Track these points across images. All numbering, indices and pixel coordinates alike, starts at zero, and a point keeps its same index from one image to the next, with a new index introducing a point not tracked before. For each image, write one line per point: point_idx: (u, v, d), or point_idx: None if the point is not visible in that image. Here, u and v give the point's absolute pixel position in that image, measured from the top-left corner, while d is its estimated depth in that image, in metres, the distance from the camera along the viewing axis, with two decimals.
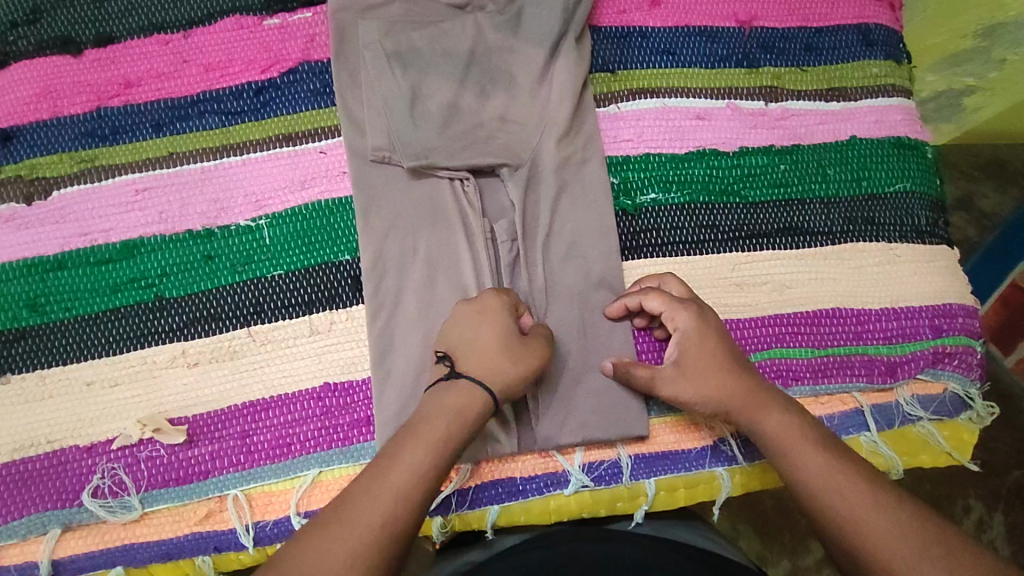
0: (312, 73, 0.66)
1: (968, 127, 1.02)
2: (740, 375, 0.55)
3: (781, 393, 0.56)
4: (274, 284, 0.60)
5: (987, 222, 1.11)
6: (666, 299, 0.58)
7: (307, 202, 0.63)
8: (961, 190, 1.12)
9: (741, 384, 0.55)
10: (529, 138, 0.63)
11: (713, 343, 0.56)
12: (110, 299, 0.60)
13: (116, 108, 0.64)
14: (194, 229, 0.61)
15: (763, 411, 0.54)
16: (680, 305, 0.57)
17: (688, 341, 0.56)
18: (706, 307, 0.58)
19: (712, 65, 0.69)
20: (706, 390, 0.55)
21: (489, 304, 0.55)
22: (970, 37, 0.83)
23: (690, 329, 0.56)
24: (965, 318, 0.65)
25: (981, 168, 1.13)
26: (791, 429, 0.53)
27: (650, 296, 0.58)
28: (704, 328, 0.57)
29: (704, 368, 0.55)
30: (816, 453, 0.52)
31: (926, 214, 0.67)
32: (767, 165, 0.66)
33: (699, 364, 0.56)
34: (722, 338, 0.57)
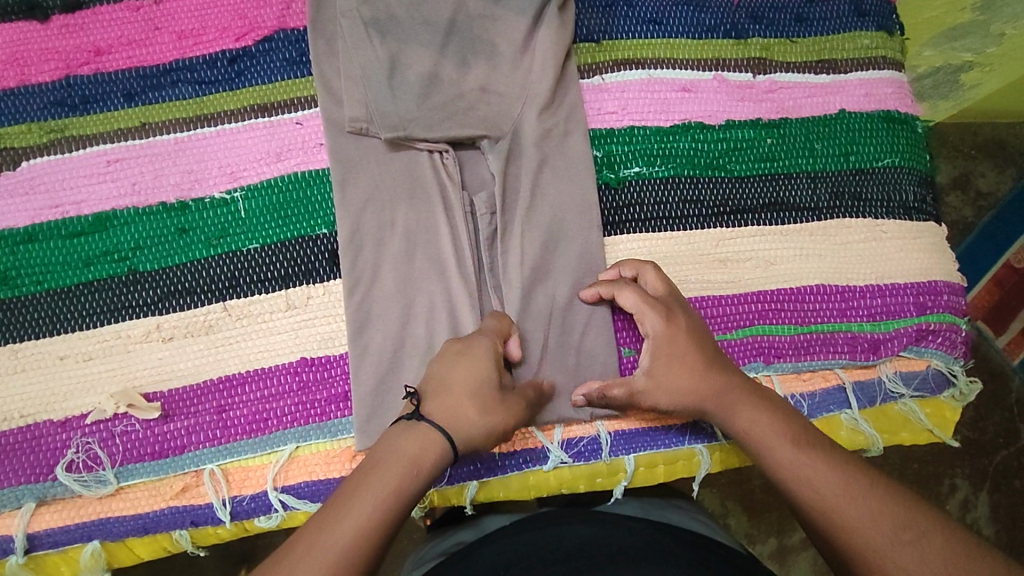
0: (288, 41, 0.64)
1: (965, 103, 1.01)
2: (713, 377, 0.54)
3: (754, 385, 0.55)
4: (249, 258, 0.59)
5: (983, 202, 1.10)
6: (639, 297, 0.56)
7: (283, 174, 0.61)
8: (958, 169, 1.11)
9: (715, 385, 0.54)
10: (510, 111, 0.62)
11: (687, 345, 0.55)
12: (82, 272, 0.59)
13: (86, 76, 0.62)
14: (167, 201, 0.60)
15: (738, 409, 0.54)
16: (653, 306, 0.55)
17: (656, 342, 0.55)
18: (678, 305, 0.57)
19: (700, 35, 0.67)
20: (679, 394, 0.54)
21: (478, 344, 0.53)
22: (968, 11, 0.80)
23: (661, 331, 0.55)
24: (950, 296, 0.64)
25: (979, 147, 1.11)
26: (761, 427, 0.53)
27: (624, 292, 0.57)
28: (676, 330, 0.55)
29: (677, 372, 0.54)
30: (789, 444, 0.51)
31: (914, 190, 0.66)
32: (753, 138, 0.65)
33: (671, 367, 0.54)
34: (697, 337, 0.55)
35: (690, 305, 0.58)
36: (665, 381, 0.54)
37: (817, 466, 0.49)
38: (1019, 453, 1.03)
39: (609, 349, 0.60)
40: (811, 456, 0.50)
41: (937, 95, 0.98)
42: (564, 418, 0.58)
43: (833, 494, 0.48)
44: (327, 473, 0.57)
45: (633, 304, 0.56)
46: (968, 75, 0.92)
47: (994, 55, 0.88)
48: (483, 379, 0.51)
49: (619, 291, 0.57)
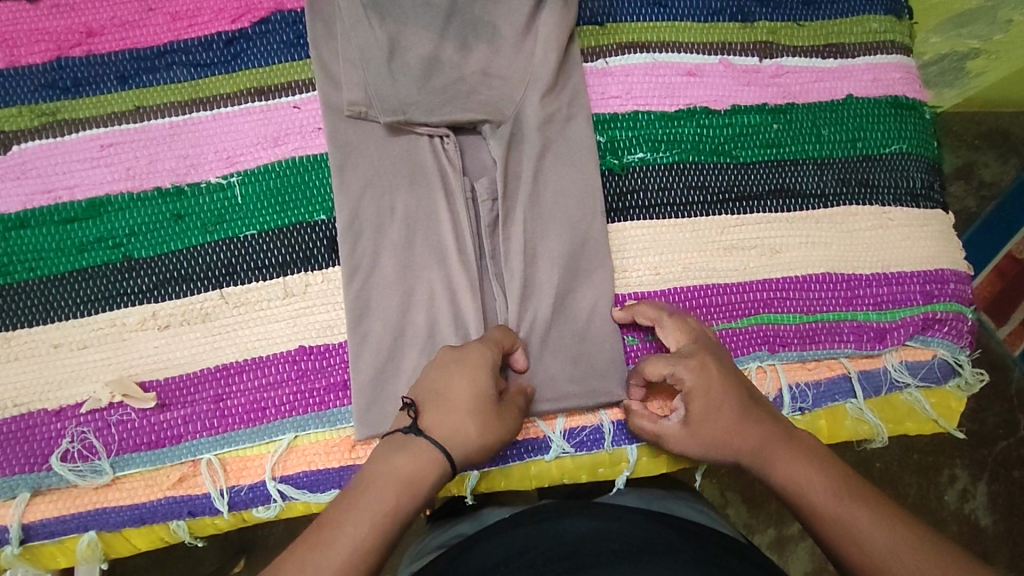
0: (284, 23, 0.62)
1: (970, 91, 0.99)
2: (749, 427, 0.53)
3: (785, 427, 0.54)
4: (246, 245, 0.58)
5: (986, 192, 1.09)
6: (669, 361, 0.54)
7: (281, 159, 0.60)
8: (961, 159, 1.10)
9: (753, 436, 0.53)
10: (512, 95, 0.61)
11: (723, 398, 0.53)
12: (76, 260, 0.58)
13: (78, 58, 0.61)
14: (163, 187, 0.59)
15: (773, 459, 0.52)
16: (681, 363, 0.54)
17: (691, 400, 0.53)
18: (709, 351, 0.55)
19: (706, 18, 0.65)
20: (714, 448, 0.53)
21: (474, 356, 0.51)
22: None
23: (694, 390, 0.53)
24: (956, 284, 0.63)
25: (983, 136, 1.10)
26: (800, 479, 0.51)
27: (649, 363, 0.55)
28: (709, 385, 0.53)
29: (714, 428, 0.53)
30: (830, 494, 0.50)
31: (922, 177, 0.65)
32: (759, 124, 0.64)
33: (710, 419, 0.53)
34: (731, 385, 0.53)
35: (714, 341, 0.57)
36: (702, 435, 0.53)
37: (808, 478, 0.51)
38: (1019, 444, 1.02)
39: (613, 339, 0.59)
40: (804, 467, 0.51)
41: (942, 84, 0.97)
42: (566, 407, 0.58)
43: (824, 500, 0.49)
44: (327, 463, 0.56)
45: (663, 371, 0.54)
46: (974, 62, 0.91)
47: (1001, 42, 0.87)
48: (479, 394, 0.50)
49: (647, 361, 0.56)
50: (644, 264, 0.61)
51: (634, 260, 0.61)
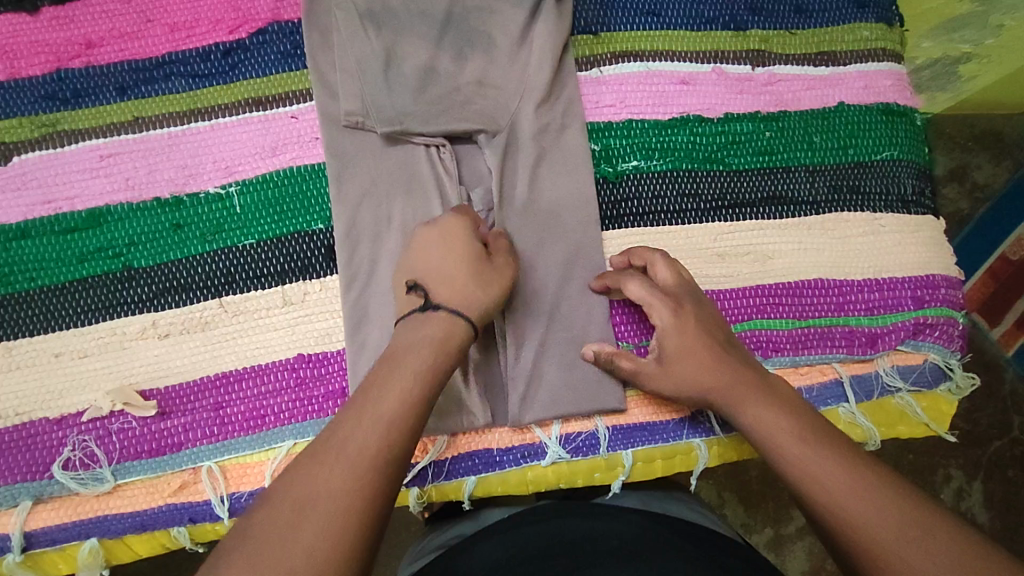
0: (282, 33, 0.63)
1: (962, 94, 1.01)
2: (720, 362, 0.55)
3: (764, 375, 0.55)
4: (245, 253, 0.59)
5: (979, 194, 1.10)
6: (648, 288, 0.57)
7: (279, 168, 0.61)
8: (955, 161, 1.11)
9: (721, 373, 0.54)
10: (508, 104, 0.61)
11: (694, 334, 0.55)
12: (76, 269, 0.58)
13: (77, 69, 0.61)
14: (162, 196, 0.60)
15: (741, 402, 0.53)
16: (659, 296, 0.56)
17: (665, 334, 0.56)
18: (688, 293, 0.57)
19: (699, 27, 0.66)
20: (686, 388, 0.55)
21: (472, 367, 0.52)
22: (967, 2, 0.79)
23: (668, 325, 0.56)
24: (947, 289, 0.64)
25: (976, 139, 1.11)
26: (769, 422, 0.52)
27: (632, 283, 0.57)
28: (684, 323, 0.56)
29: (682, 356, 0.55)
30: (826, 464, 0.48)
31: (913, 183, 0.66)
32: (752, 131, 0.65)
33: (683, 352, 0.55)
34: (703, 324, 0.56)
35: (701, 293, 0.58)
36: (675, 370, 0.55)
37: (811, 458, 0.48)
38: (1013, 443, 1.03)
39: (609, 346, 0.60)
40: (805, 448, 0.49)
41: (935, 88, 0.98)
42: (562, 413, 0.58)
43: None
44: None
45: (641, 295, 0.56)
46: (966, 67, 0.92)
47: (993, 46, 0.88)
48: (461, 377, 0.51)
49: (624, 283, 0.57)
50: None
51: None
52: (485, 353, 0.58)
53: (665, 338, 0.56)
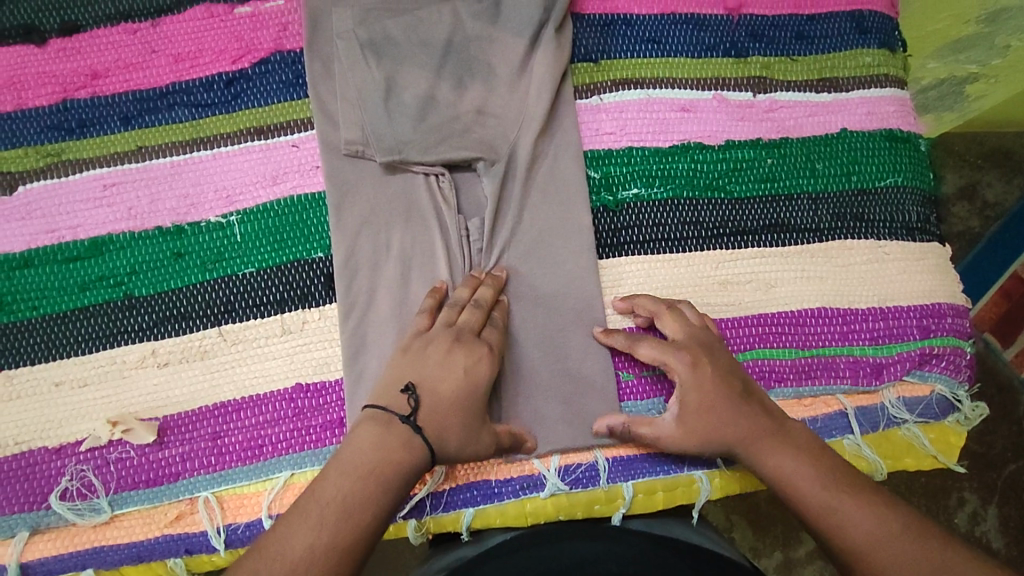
0: (284, 63, 0.64)
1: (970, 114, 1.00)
2: (733, 424, 0.55)
3: (776, 419, 0.56)
4: (244, 283, 0.59)
5: (989, 213, 1.09)
6: (661, 347, 0.57)
7: (280, 197, 0.61)
8: (964, 179, 1.10)
9: (734, 432, 0.55)
10: (504, 134, 0.62)
11: (711, 389, 0.55)
12: (77, 298, 0.59)
13: (83, 100, 0.62)
14: (164, 225, 0.60)
15: (762, 451, 0.55)
16: (678, 352, 0.56)
17: (685, 391, 0.56)
18: (704, 343, 0.57)
19: (699, 54, 0.66)
20: (706, 442, 0.55)
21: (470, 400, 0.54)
22: None
23: (687, 381, 0.55)
24: (954, 318, 0.62)
25: (985, 156, 1.10)
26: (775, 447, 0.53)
27: (643, 344, 0.57)
28: (701, 380, 0.56)
29: (700, 419, 0.55)
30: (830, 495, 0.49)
31: (917, 210, 0.65)
32: (753, 158, 0.64)
33: (702, 414, 0.55)
34: (721, 381, 0.56)
35: (711, 334, 0.58)
36: (694, 429, 0.55)
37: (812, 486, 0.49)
38: None
39: (609, 375, 0.59)
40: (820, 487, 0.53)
41: (942, 107, 0.98)
42: (558, 446, 0.58)
43: None
44: None
45: (654, 355, 0.57)
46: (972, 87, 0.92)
47: (999, 67, 0.89)
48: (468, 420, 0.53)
49: (636, 343, 0.58)
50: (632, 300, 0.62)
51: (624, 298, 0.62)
52: None
53: (686, 396, 0.56)
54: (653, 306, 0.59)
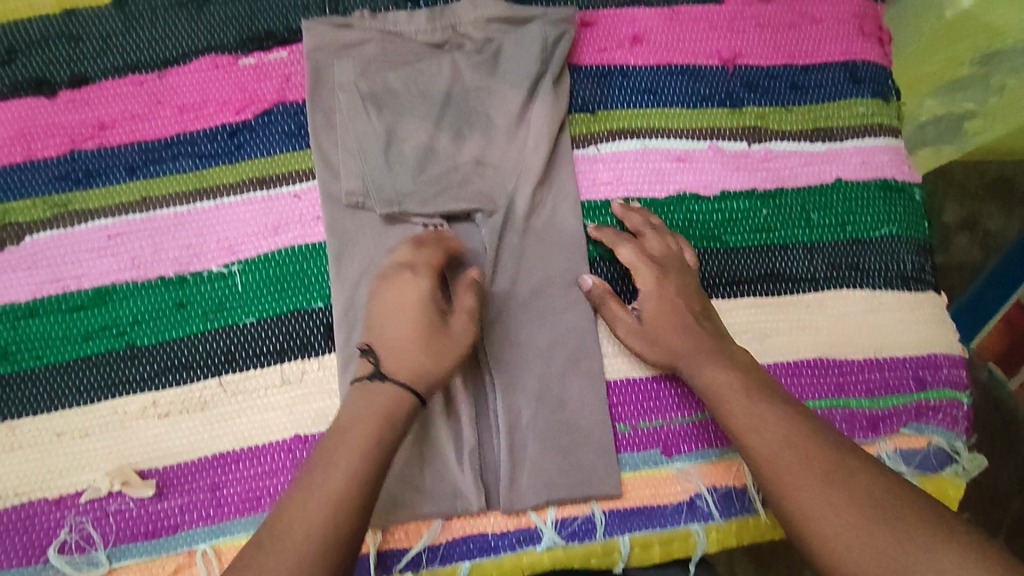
0: (286, 114, 0.65)
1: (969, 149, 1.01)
2: (679, 333, 0.58)
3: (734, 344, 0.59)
4: (245, 332, 0.60)
5: (990, 242, 1.10)
6: (638, 253, 0.61)
7: (281, 247, 0.62)
8: (965, 209, 1.10)
9: (680, 340, 0.58)
10: (502, 184, 0.63)
11: (677, 300, 0.59)
12: (80, 347, 0.59)
13: (90, 151, 0.63)
14: (167, 275, 0.61)
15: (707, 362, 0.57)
16: (650, 266, 0.61)
17: (649, 296, 0.60)
18: (676, 264, 0.61)
19: (695, 104, 0.67)
20: (663, 341, 0.58)
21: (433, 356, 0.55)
22: None
23: (652, 289, 0.60)
24: (950, 369, 0.63)
25: (986, 187, 1.11)
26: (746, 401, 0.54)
27: (625, 249, 0.62)
28: (671, 287, 0.60)
29: (653, 321, 0.59)
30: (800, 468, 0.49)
31: (913, 260, 0.65)
32: (748, 208, 0.65)
33: (657, 312, 0.59)
34: (683, 293, 0.60)
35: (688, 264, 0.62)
36: (657, 328, 0.59)
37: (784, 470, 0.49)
38: None
39: (605, 426, 0.60)
40: (772, 417, 0.52)
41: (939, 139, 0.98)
42: (555, 498, 0.58)
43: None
44: None
45: (630, 258, 0.61)
46: None
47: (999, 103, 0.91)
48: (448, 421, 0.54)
49: (617, 246, 0.62)
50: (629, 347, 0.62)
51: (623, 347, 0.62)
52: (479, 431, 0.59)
53: (645, 305, 0.60)
54: (642, 222, 0.62)
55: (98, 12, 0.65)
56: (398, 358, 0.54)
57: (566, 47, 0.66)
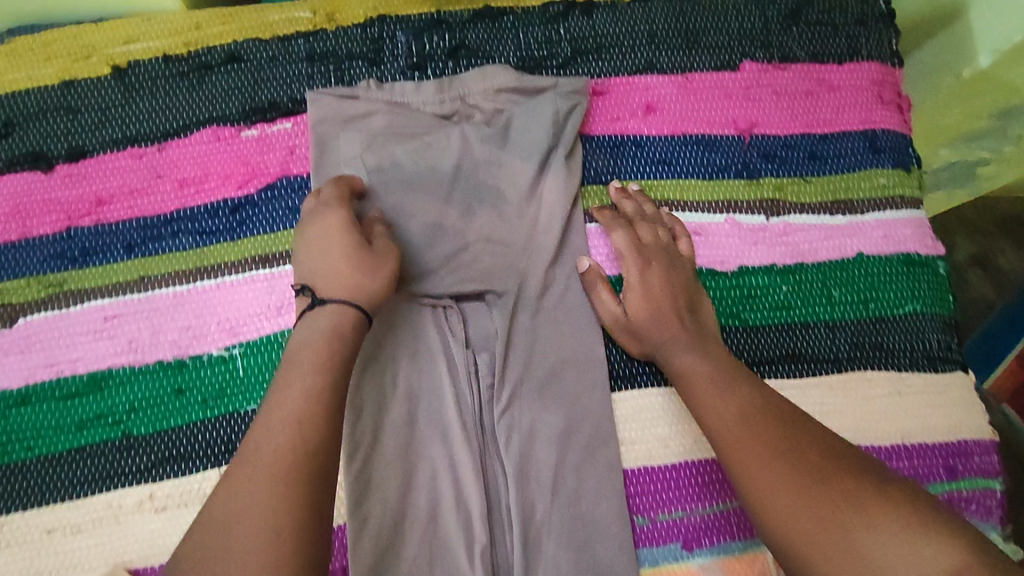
0: (290, 188, 0.62)
1: (983, 191, 1.00)
2: (666, 323, 0.59)
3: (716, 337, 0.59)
4: (246, 421, 0.58)
5: (1003, 280, 1.07)
6: (628, 242, 0.62)
7: (284, 329, 0.60)
8: (977, 246, 1.09)
9: (665, 334, 0.58)
10: (514, 262, 0.61)
11: (661, 291, 0.60)
12: (73, 437, 0.57)
13: (86, 228, 0.61)
14: (165, 359, 0.59)
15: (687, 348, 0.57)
16: (637, 260, 0.61)
17: (633, 289, 0.60)
18: (663, 255, 0.61)
19: (711, 175, 0.66)
20: (648, 332, 0.59)
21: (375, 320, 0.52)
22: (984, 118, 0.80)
23: (636, 283, 0.60)
24: (981, 456, 0.61)
25: (998, 223, 1.09)
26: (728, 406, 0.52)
27: (615, 236, 0.62)
28: (657, 278, 0.60)
29: (639, 307, 0.59)
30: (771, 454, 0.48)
31: (937, 338, 0.64)
32: (768, 285, 0.63)
33: (643, 299, 0.60)
34: (670, 283, 0.60)
35: (680, 252, 0.62)
36: (641, 319, 0.59)
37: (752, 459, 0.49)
38: None
39: (622, 519, 0.57)
40: (743, 414, 0.51)
41: (954, 185, 0.99)
42: None
43: None
44: None
45: (620, 244, 0.62)
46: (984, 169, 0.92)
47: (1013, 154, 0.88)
48: None
49: (609, 231, 0.62)
50: (645, 433, 0.60)
51: (638, 431, 0.60)
52: (491, 527, 0.56)
53: (628, 297, 0.60)
54: (635, 211, 0.63)
55: (97, 82, 0.63)
56: (351, 302, 0.51)
57: (578, 118, 0.64)
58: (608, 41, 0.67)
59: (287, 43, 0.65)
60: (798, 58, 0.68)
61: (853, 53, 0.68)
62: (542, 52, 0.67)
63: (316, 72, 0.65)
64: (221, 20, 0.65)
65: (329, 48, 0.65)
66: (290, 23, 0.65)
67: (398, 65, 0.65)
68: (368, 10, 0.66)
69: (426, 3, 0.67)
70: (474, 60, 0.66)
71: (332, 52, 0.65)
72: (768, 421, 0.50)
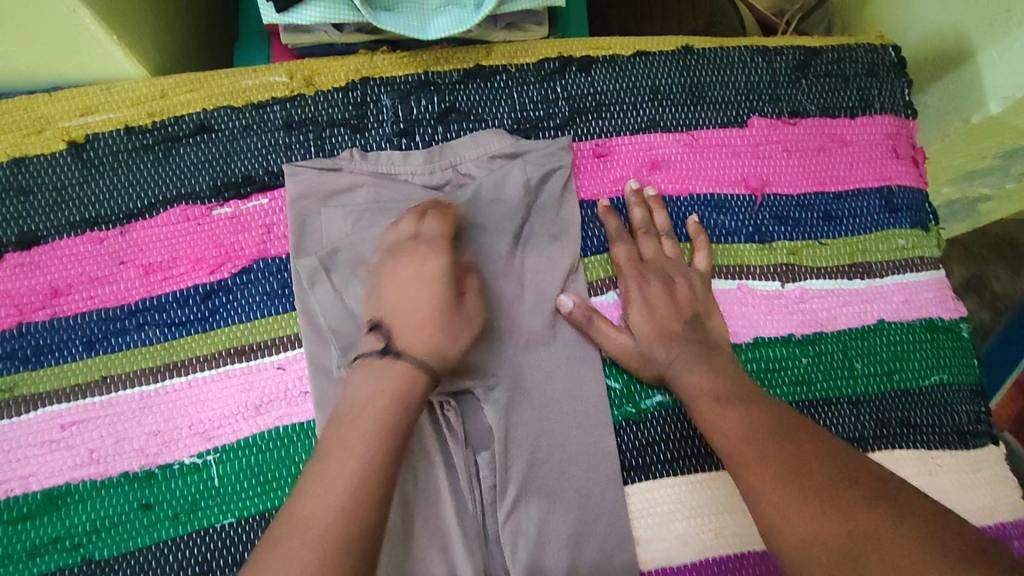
0: (267, 271, 0.57)
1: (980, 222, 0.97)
2: (677, 344, 0.55)
3: None
4: (223, 536, 0.52)
5: (999, 304, 1.04)
6: (632, 255, 0.59)
7: (262, 431, 0.53)
8: (970, 271, 1.06)
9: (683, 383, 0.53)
10: (514, 346, 0.56)
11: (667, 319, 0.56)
12: (27, 566, 0.51)
13: (40, 323, 0.55)
14: (131, 471, 0.53)
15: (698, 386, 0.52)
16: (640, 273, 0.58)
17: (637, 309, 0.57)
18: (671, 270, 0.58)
19: (721, 239, 0.62)
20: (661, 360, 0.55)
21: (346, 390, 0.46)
22: (990, 158, 0.75)
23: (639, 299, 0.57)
24: (1020, 539, 0.57)
25: (989, 246, 1.06)
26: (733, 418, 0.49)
27: (619, 250, 0.59)
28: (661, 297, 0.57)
29: (653, 346, 0.55)
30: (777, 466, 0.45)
31: (965, 409, 0.60)
32: (787, 358, 0.59)
33: (657, 349, 0.55)
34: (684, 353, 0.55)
35: (697, 265, 0.59)
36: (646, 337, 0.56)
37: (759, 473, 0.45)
38: None
39: None
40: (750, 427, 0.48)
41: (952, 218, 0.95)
42: None
43: None
44: None
45: (625, 257, 0.59)
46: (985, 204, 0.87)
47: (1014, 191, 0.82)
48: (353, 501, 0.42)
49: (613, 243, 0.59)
50: (663, 529, 0.55)
51: (654, 527, 0.55)
52: None
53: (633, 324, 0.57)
54: (640, 220, 0.60)
55: (51, 159, 0.58)
56: None
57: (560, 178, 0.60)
58: (608, 99, 0.63)
59: (262, 110, 0.60)
60: (809, 112, 0.65)
61: (866, 106, 0.66)
62: (538, 112, 0.62)
63: (294, 141, 0.60)
64: (188, 87, 0.59)
65: (309, 115, 0.60)
66: (265, 88, 0.60)
67: (384, 131, 0.61)
68: (349, 73, 0.61)
69: (411, 64, 0.62)
70: (465, 124, 0.61)
71: (311, 119, 0.60)
72: (775, 431, 0.47)
